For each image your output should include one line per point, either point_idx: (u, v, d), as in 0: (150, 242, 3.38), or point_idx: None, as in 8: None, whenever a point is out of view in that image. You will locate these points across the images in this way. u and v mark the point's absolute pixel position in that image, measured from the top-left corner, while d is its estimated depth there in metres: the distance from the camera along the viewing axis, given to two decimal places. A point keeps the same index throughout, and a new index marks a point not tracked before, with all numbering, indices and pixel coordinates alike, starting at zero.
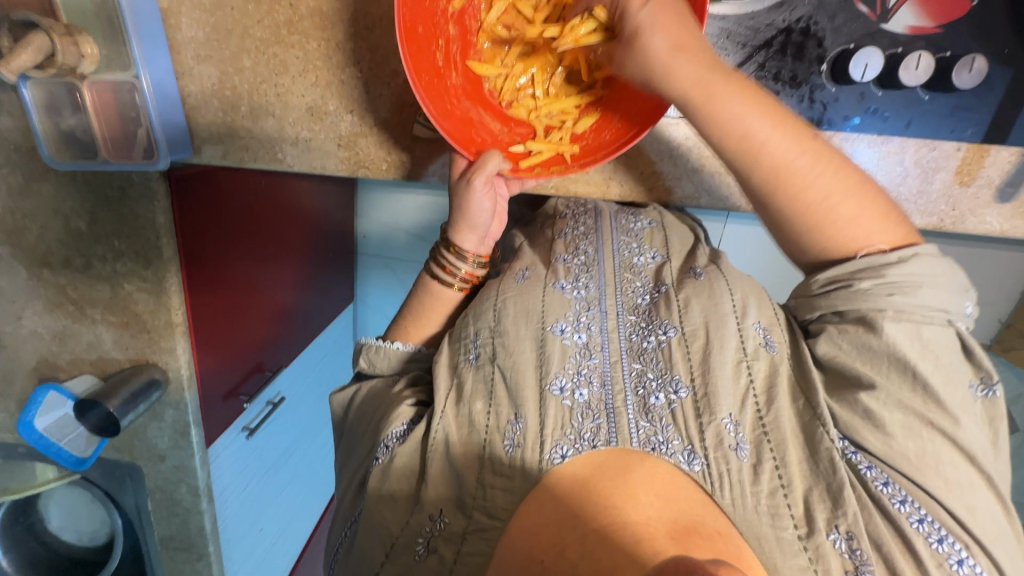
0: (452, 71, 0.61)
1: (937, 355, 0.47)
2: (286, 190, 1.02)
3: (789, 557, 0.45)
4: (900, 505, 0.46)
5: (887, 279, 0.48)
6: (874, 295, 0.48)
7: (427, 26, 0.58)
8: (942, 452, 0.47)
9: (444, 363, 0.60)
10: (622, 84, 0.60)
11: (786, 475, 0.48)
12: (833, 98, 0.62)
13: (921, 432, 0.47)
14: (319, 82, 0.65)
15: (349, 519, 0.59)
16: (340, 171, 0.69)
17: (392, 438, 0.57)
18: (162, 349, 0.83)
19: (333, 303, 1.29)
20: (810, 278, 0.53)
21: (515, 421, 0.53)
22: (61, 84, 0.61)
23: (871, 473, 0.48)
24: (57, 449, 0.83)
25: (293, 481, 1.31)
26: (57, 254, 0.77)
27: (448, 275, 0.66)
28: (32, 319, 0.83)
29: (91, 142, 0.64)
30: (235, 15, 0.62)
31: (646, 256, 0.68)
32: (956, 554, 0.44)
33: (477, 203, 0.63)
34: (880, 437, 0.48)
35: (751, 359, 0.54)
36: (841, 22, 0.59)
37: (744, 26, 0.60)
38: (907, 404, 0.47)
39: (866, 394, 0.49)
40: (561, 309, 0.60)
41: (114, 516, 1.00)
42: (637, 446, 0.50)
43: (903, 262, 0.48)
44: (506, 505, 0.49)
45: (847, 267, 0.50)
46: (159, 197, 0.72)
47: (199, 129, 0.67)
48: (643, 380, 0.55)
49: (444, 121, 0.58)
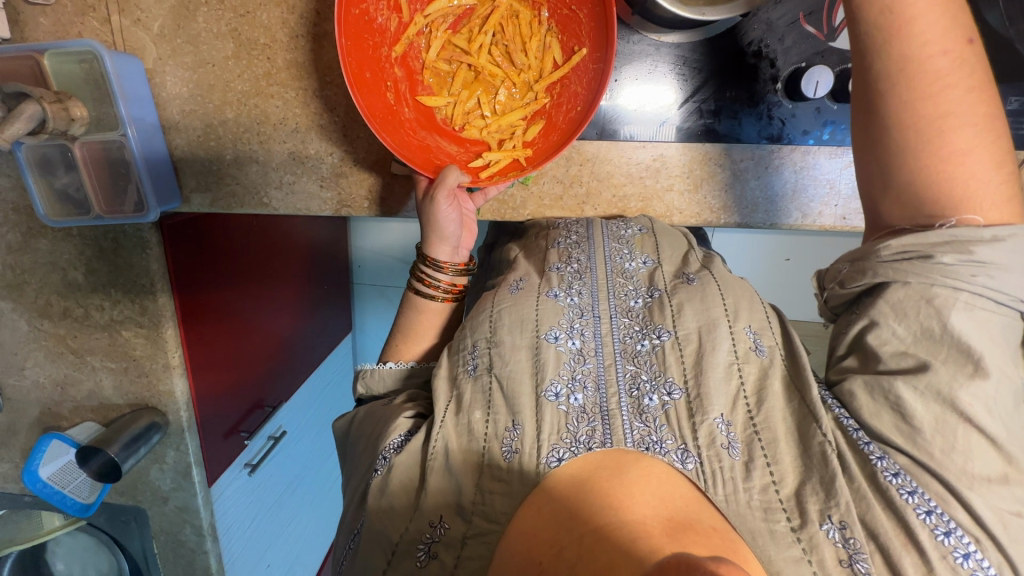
0: (404, 107, 0.63)
1: (1004, 347, 0.46)
2: (276, 227, 1.06)
3: (783, 550, 0.44)
4: (908, 496, 0.45)
5: (974, 257, 0.47)
6: (957, 270, 0.47)
7: (374, 71, 0.60)
8: (972, 445, 0.45)
9: (443, 375, 0.59)
10: (561, 90, 0.63)
11: (777, 471, 0.48)
12: (790, 115, 0.66)
13: (955, 427, 0.45)
14: (299, 129, 0.68)
15: (351, 532, 0.57)
16: (324, 211, 0.71)
17: (390, 449, 0.56)
18: (161, 393, 0.85)
19: (331, 334, 1.31)
20: (879, 245, 0.52)
21: (512, 429, 0.52)
22: (54, 146, 0.64)
23: (882, 463, 0.47)
24: (63, 496, 0.83)
25: (299, 513, 1.32)
26: (56, 305, 0.80)
27: (428, 288, 0.69)
28: (34, 370, 0.85)
29: (84, 199, 0.67)
30: (217, 71, 0.66)
31: (637, 261, 0.66)
32: (962, 547, 0.42)
33: (443, 216, 0.64)
34: (905, 429, 0.47)
35: (741, 362, 0.55)
36: (791, 42, 0.64)
37: (695, 52, 0.65)
38: (946, 395, 0.45)
39: (904, 382, 0.47)
40: (554, 316, 0.59)
41: (121, 561, 1.01)
42: (631, 446, 0.50)
43: (995, 242, 0.47)
44: (505, 508, 0.49)
45: (925, 239, 0.49)
46: (152, 246, 0.75)
47: (187, 180, 0.70)
48: (637, 381, 0.55)
49: (403, 150, 0.60)
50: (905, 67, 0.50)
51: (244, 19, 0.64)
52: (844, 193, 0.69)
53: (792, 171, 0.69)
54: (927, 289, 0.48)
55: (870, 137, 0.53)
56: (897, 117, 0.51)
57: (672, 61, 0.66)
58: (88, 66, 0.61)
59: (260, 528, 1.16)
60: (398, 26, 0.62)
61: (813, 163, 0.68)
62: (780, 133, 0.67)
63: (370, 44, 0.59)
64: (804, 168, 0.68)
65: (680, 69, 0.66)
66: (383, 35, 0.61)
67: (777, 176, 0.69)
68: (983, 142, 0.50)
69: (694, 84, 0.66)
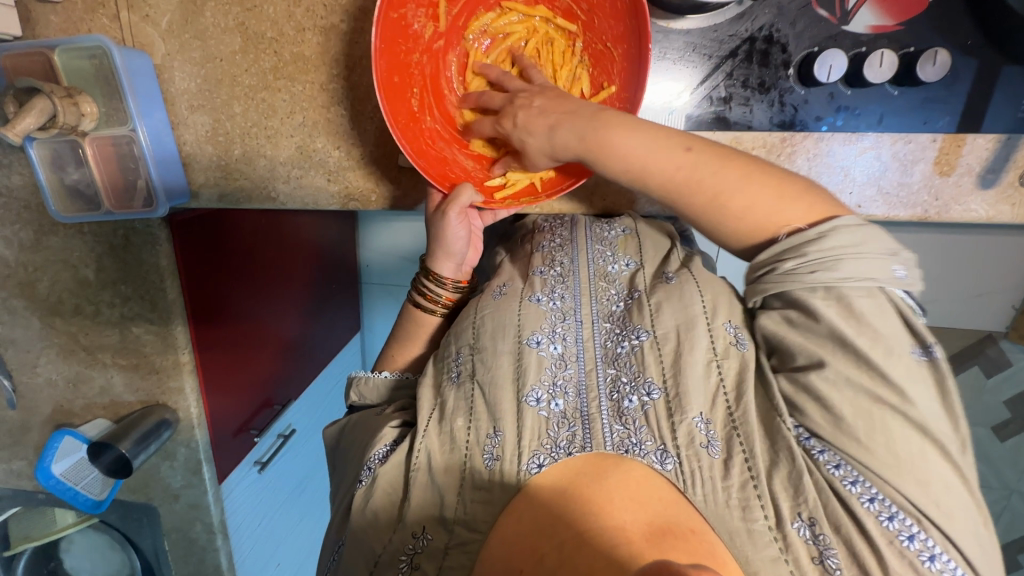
0: (427, 115, 0.64)
1: (879, 330, 0.43)
2: (286, 227, 1.06)
3: (760, 549, 0.43)
4: (851, 485, 0.43)
5: (808, 257, 0.45)
6: (797, 276, 0.45)
7: (403, 76, 0.60)
8: (887, 424, 0.43)
9: (429, 384, 0.58)
10: None
11: (755, 466, 0.46)
12: (803, 101, 0.62)
13: (870, 409, 0.43)
14: (306, 122, 0.68)
15: (336, 543, 0.56)
16: (331, 205, 0.71)
17: (375, 459, 0.56)
18: (171, 389, 0.86)
19: (340, 332, 1.31)
20: (746, 264, 0.50)
21: (494, 435, 0.51)
22: (64, 141, 0.64)
23: (823, 456, 0.45)
24: (75, 492, 0.85)
25: (310, 512, 1.33)
26: (67, 302, 0.80)
27: (430, 303, 0.67)
28: (46, 367, 0.86)
29: (94, 195, 0.67)
30: (224, 65, 0.66)
31: (620, 264, 0.64)
32: (907, 529, 0.41)
33: (453, 233, 0.64)
34: (829, 417, 0.45)
35: (721, 357, 0.52)
36: (803, 27, 0.60)
37: (707, 38, 0.62)
38: (855, 380, 0.43)
39: (816, 375, 0.45)
40: (536, 320, 0.58)
41: (133, 558, 1.03)
42: (611, 449, 0.49)
43: (823, 237, 0.45)
44: (485, 517, 0.48)
45: (773, 250, 0.47)
46: (162, 241, 0.75)
47: (196, 175, 0.70)
48: (617, 384, 0.53)
49: (419, 159, 0.60)
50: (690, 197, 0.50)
51: (251, 13, 0.64)
52: (858, 180, 0.65)
53: (804, 159, 0.64)
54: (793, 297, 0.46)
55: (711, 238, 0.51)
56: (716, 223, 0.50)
57: (681, 49, 0.63)
58: (97, 62, 0.61)
59: (271, 525, 1.16)
60: (432, 34, 0.62)
61: (827, 150, 0.64)
62: (792, 119, 0.63)
63: (403, 50, 0.60)
64: (817, 155, 0.64)
65: (688, 56, 0.63)
66: (416, 40, 0.61)
67: (789, 165, 0.65)
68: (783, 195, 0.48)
69: (701, 74, 0.63)
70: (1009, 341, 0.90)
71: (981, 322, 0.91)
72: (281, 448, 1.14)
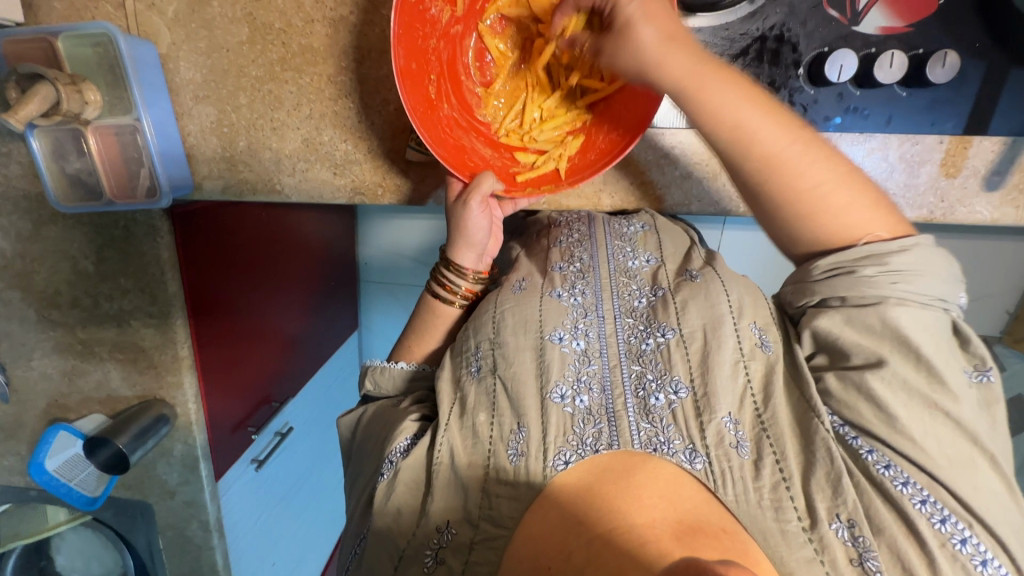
0: (444, 103, 0.63)
1: (941, 342, 0.45)
2: (286, 223, 1.05)
3: (795, 550, 0.42)
4: (902, 486, 0.43)
5: (890, 267, 0.46)
6: (878, 283, 0.46)
7: (420, 63, 0.60)
8: (939, 430, 0.44)
9: (447, 378, 0.58)
10: (604, 108, 0.63)
11: (787, 468, 0.46)
12: (812, 101, 0.62)
13: (923, 414, 0.45)
14: (313, 115, 0.67)
15: (357, 537, 0.55)
16: (338, 198, 0.70)
17: (396, 453, 0.55)
18: (169, 384, 0.84)
19: (338, 330, 1.30)
20: (810, 263, 0.50)
21: (518, 431, 0.51)
22: (66, 130, 0.63)
23: (872, 457, 0.45)
24: (68, 489, 0.85)
25: (307, 510, 1.32)
26: (65, 294, 0.79)
27: (449, 293, 0.67)
28: (41, 360, 0.84)
29: (96, 184, 0.66)
30: (231, 56, 0.65)
31: (640, 260, 0.65)
32: (958, 533, 0.42)
33: (474, 222, 0.63)
34: (883, 418, 0.46)
35: (747, 358, 0.52)
36: (814, 27, 0.60)
37: (718, 37, 0.62)
38: (911, 385, 0.45)
39: (872, 374, 0.46)
40: (558, 317, 0.57)
41: (126, 558, 1.00)
42: (639, 448, 0.48)
43: (905, 251, 0.47)
44: (511, 512, 0.47)
45: (849, 254, 0.48)
46: (162, 233, 0.73)
47: (199, 166, 0.69)
48: (643, 381, 0.53)
49: (438, 147, 0.59)
50: (779, 160, 0.50)
51: (259, 4, 0.64)
52: None
53: None
54: (862, 303, 0.47)
55: (772, 219, 0.51)
56: (790, 197, 0.50)
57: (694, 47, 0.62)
58: (102, 50, 0.60)
59: (267, 525, 1.15)
60: (450, 19, 0.62)
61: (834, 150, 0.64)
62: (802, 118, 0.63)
63: (419, 34, 0.59)
64: None
65: None
66: (434, 26, 0.61)
67: None
68: (854, 192, 0.49)
69: None
70: (1004, 345, 0.91)
71: (978, 325, 0.92)
72: (278, 446, 1.13)
